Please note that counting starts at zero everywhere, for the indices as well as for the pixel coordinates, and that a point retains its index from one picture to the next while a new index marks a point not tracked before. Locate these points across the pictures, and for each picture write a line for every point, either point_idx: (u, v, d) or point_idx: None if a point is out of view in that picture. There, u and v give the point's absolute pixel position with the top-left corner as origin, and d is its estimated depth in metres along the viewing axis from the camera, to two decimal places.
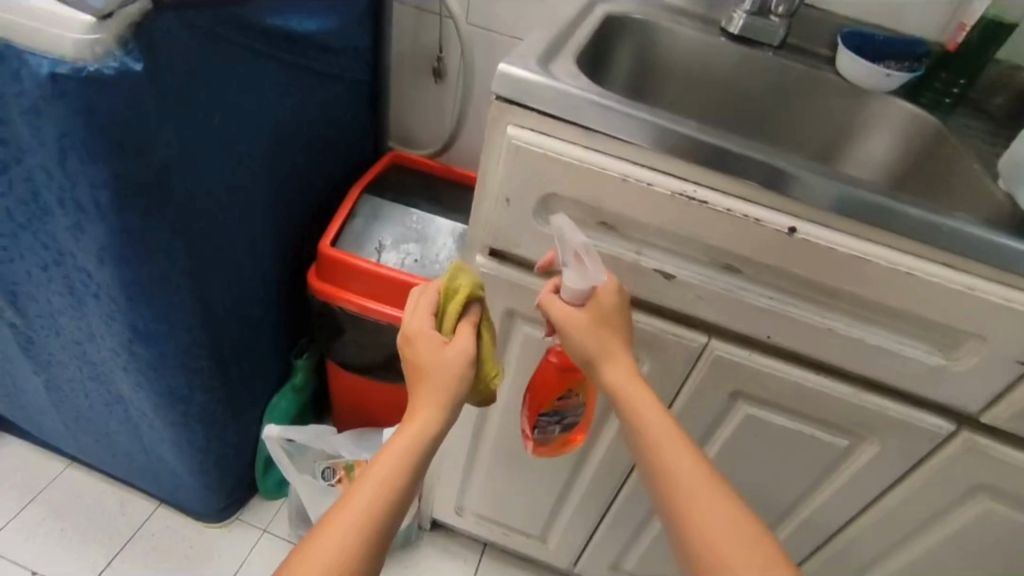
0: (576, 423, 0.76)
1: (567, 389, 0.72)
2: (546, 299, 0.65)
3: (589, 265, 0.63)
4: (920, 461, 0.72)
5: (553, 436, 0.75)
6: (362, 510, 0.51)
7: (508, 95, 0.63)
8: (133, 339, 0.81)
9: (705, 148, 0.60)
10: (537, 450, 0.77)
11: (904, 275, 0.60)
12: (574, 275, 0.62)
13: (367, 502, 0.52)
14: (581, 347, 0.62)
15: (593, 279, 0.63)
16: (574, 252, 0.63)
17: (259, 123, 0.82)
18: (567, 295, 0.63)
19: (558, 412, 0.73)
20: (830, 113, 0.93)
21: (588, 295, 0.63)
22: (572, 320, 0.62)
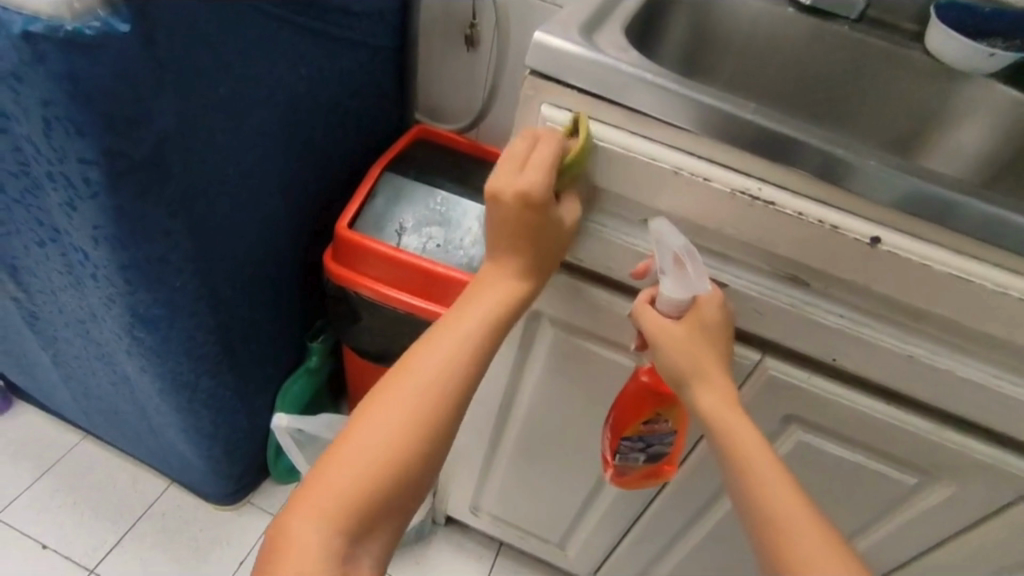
0: (663, 454, 0.69)
1: (654, 412, 0.65)
2: (638, 308, 0.58)
3: (692, 271, 0.55)
4: (1001, 507, 0.63)
5: (636, 464, 0.69)
6: (380, 440, 0.49)
7: (543, 69, 0.54)
8: (134, 324, 0.77)
9: (777, 139, 0.50)
10: (618, 479, 0.70)
11: (1012, 301, 0.50)
12: (673, 283, 0.55)
13: (388, 428, 0.50)
14: (673, 364, 0.57)
15: (695, 288, 0.55)
16: (674, 257, 0.55)
17: (271, 92, 0.76)
18: (662, 306, 0.57)
19: (643, 437, 0.67)
20: (913, 97, 0.81)
21: (687, 304, 0.56)
22: (664, 335, 0.56)
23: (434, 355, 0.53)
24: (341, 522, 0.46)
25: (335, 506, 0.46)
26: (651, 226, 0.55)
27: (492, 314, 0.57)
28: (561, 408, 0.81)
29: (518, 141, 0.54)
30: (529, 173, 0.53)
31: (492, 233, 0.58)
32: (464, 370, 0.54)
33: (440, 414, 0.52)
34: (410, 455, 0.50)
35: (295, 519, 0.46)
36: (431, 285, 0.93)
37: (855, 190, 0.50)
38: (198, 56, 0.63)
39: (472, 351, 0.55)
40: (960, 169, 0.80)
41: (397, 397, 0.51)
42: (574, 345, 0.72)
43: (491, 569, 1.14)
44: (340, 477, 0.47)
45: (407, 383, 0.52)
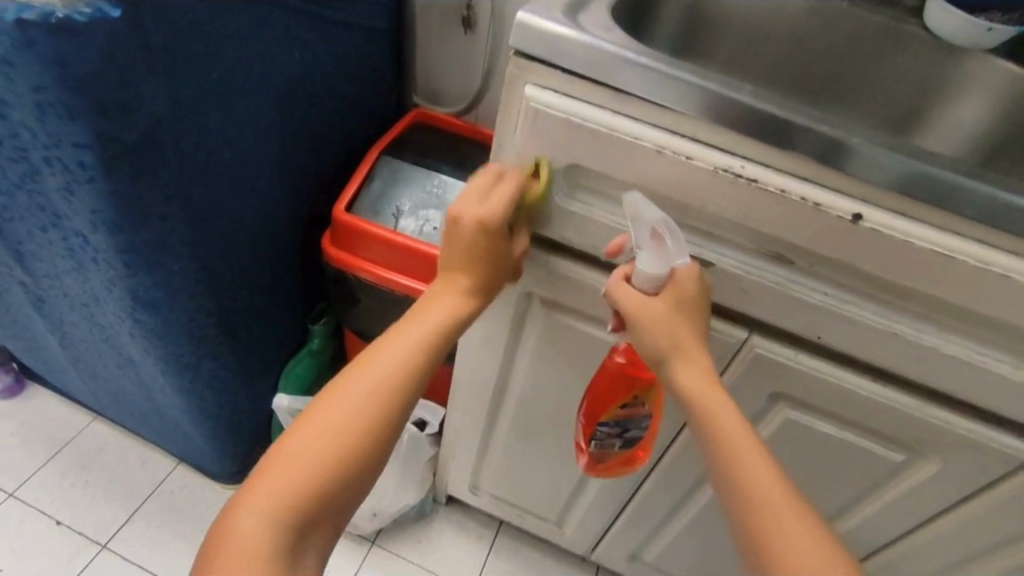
0: (639, 438, 0.69)
1: (631, 396, 0.65)
2: (615, 285, 0.58)
3: (671, 245, 0.56)
4: (989, 484, 0.63)
5: (613, 450, 0.70)
6: (341, 422, 0.49)
7: (527, 50, 0.54)
8: (135, 306, 0.79)
9: (760, 117, 0.50)
10: (593, 467, 0.71)
11: (995, 277, 0.50)
12: (653, 258, 0.56)
13: (344, 417, 0.49)
14: (652, 339, 0.56)
15: (672, 262, 0.56)
16: (651, 231, 0.56)
17: (264, 76, 0.76)
18: (640, 283, 0.57)
19: (620, 422, 0.67)
20: (911, 75, 0.80)
21: (665, 279, 0.56)
22: (643, 310, 0.56)
23: (380, 361, 0.53)
24: (286, 513, 0.46)
25: (275, 508, 0.45)
26: (625, 201, 0.56)
27: (440, 325, 0.56)
28: (554, 388, 0.82)
29: (480, 177, 0.58)
30: (485, 206, 0.57)
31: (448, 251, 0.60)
32: (408, 377, 0.53)
33: (383, 420, 0.51)
34: (352, 462, 0.49)
35: (234, 521, 0.45)
36: (426, 267, 0.94)
37: (838, 167, 0.50)
38: (189, 39, 0.64)
39: (418, 359, 0.54)
40: (956, 146, 0.80)
41: (339, 400, 0.50)
42: (564, 325, 0.73)
43: (491, 547, 1.16)
44: (279, 480, 0.46)
45: (349, 389, 0.51)
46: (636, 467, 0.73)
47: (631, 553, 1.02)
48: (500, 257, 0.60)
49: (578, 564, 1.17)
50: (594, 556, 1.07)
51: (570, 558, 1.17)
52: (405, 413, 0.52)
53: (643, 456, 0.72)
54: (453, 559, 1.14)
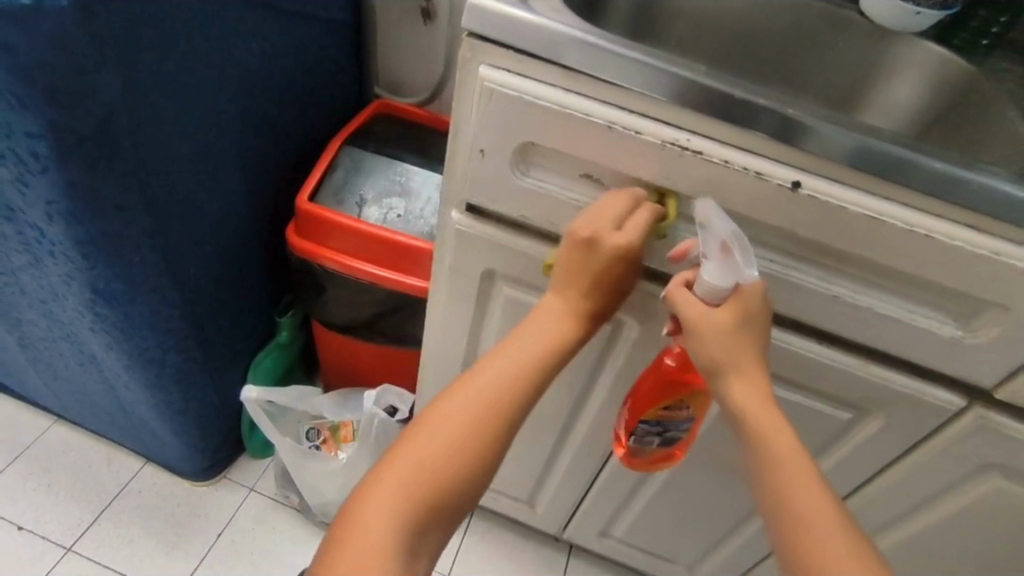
0: (677, 439, 0.70)
1: (676, 398, 0.65)
2: (674, 290, 0.57)
3: (740, 258, 0.54)
4: (927, 437, 0.68)
5: (649, 448, 0.70)
6: (448, 436, 0.53)
7: (478, 31, 0.55)
8: (96, 300, 0.78)
9: (701, 91, 0.53)
10: (629, 460, 0.72)
11: (919, 238, 0.54)
12: (717, 269, 0.54)
13: (452, 431, 0.53)
14: (710, 353, 0.55)
15: (738, 275, 0.54)
16: (719, 242, 0.54)
17: (221, 65, 0.76)
18: (701, 292, 0.56)
19: (661, 422, 0.67)
20: (851, 57, 0.84)
21: (728, 291, 0.55)
22: (703, 322, 0.55)
23: (481, 378, 0.56)
24: (402, 521, 0.49)
25: (393, 517, 0.49)
26: (696, 207, 0.56)
27: (549, 347, 0.58)
28: None
29: (636, 212, 0.57)
30: (626, 233, 0.56)
31: (566, 266, 0.59)
32: (512, 392, 0.55)
33: (491, 438, 0.54)
34: (455, 476, 0.52)
35: (356, 521, 0.49)
36: (394, 255, 0.95)
37: (775, 138, 0.53)
38: (141, 27, 0.64)
39: (524, 377, 0.56)
40: (896, 122, 0.83)
41: (446, 416, 0.54)
42: (527, 304, 0.75)
43: (465, 531, 1.18)
44: (392, 484, 0.50)
45: (450, 405, 0.54)
46: (669, 466, 0.74)
47: (601, 529, 1.05)
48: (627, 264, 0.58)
49: (552, 544, 1.19)
50: (566, 534, 1.10)
51: (543, 538, 1.20)
52: (511, 427, 0.55)
53: (677, 458, 0.72)
54: None
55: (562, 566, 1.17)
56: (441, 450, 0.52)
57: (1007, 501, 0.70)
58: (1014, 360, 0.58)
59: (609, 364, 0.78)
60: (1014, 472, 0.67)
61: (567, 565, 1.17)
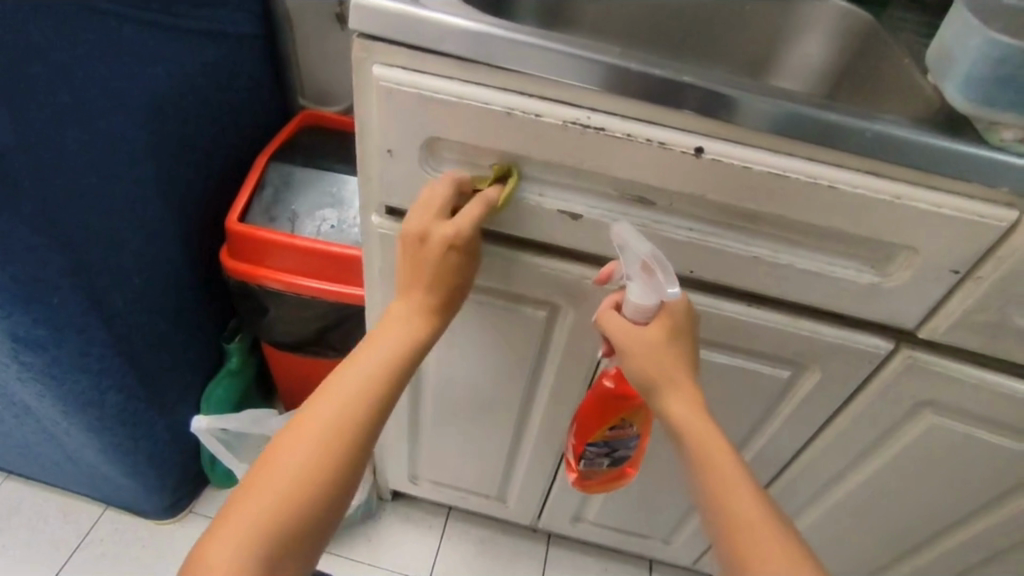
0: (626, 457, 0.73)
1: (619, 418, 0.69)
2: (605, 314, 0.60)
3: (660, 278, 0.56)
4: (863, 383, 0.69)
5: (600, 468, 0.73)
6: (309, 440, 0.52)
7: (366, 30, 0.54)
8: (17, 348, 0.75)
9: (593, 67, 0.53)
10: (584, 482, 0.74)
11: (823, 189, 0.55)
12: (640, 290, 0.57)
13: (314, 437, 0.52)
14: (644, 371, 0.58)
15: (661, 293, 0.57)
16: (640, 263, 0.57)
17: (123, 93, 0.75)
18: (629, 313, 0.59)
19: (608, 442, 0.70)
20: (765, 22, 0.85)
21: (655, 308, 0.58)
22: (632, 341, 0.58)
23: (342, 383, 0.55)
24: (256, 542, 0.48)
25: (241, 543, 0.47)
26: (614, 230, 0.59)
27: (393, 357, 0.57)
28: (468, 365, 0.83)
29: (439, 187, 0.59)
30: (456, 220, 0.58)
31: (409, 264, 0.61)
32: (362, 416, 0.54)
33: (346, 453, 0.52)
34: (323, 488, 0.51)
35: (205, 557, 0.47)
36: (332, 267, 0.94)
37: (674, 107, 0.54)
38: (27, 60, 0.62)
39: (365, 405, 0.54)
40: (808, 80, 0.86)
41: (305, 431, 0.52)
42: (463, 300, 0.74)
43: (442, 534, 1.17)
44: (245, 514, 0.48)
45: (315, 413, 0.53)
46: (621, 483, 0.77)
47: (574, 513, 1.06)
48: (456, 254, 0.59)
49: (530, 536, 1.19)
50: (541, 523, 1.10)
51: (521, 531, 1.19)
52: (363, 448, 0.54)
53: (631, 472, 0.75)
54: (406, 554, 1.14)
55: (542, 556, 1.17)
56: (316, 446, 0.51)
57: (947, 438, 0.71)
58: (931, 298, 0.60)
59: (554, 351, 0.78)
60: (948, 407, 0.68)
61: (547, 555, 1.18)
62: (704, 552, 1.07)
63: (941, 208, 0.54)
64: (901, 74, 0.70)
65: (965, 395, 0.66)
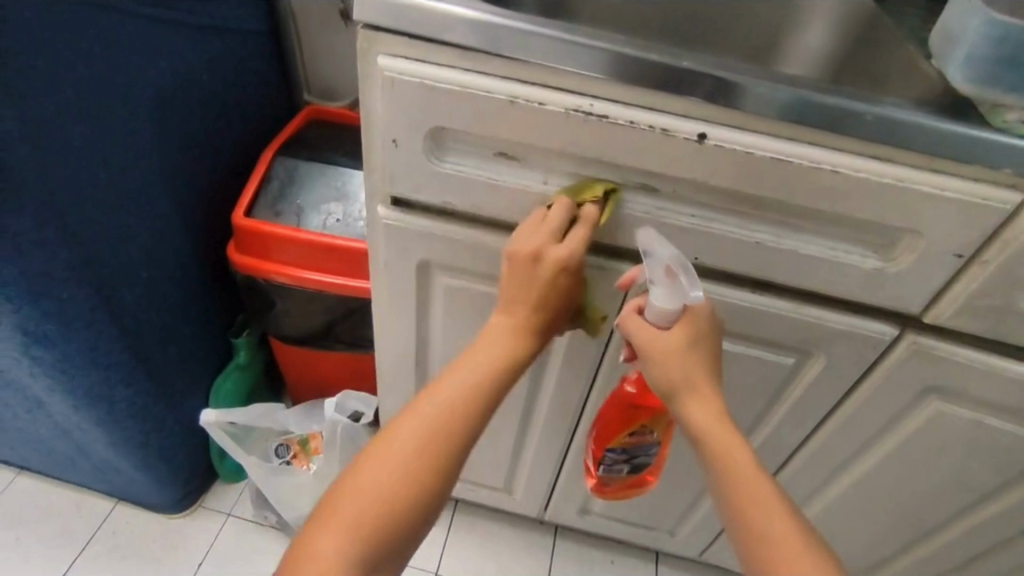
0: (646, 464, 0.73)
1: (640, 424, 0.68)
2: (627, 317, 0.60)
3: (684, 281, 0.57)
4: (869, 370, 0.69)
5: (620, 475, 0.73)
6: (422, 437, 0.52)
7: (369, 21, 0.54)
8: (29, 342, 0.76)
9: (595, 55, 0.53)
10: (602, 489, 0.75)
11: (826, 174, 0.55)
12: (666, 294, 0.57)
13: (422, 436, 0.52)
14: (663, 376, 0.57)
15: (685, 297, 0.57)
16: (664, 268, 0.58)
17: (128, 89, 0.75)
18: (651, 316, 0.58)
19: (628, 448, 0.70)
20: (767, 12, 0.85)
21: (678, 313, 0.58)
22: (654, 346, 0.58)
23: (452, 386, 0.54)
24: (364, 538, 0.48)
25: (350, 536, 0.48)
26: (639, 234, 0.61)
27: (505, 365, 0.57)
28: None
29: (558, 209, 0.59)
30: (569, 244, 0.58)
31: (509, 281, 0.59)
32: (472, 418, 0.54)
33: (455, 453, 0.53)
34: (432, 483, 0.51)
35: (311, 545, 0.48)
36: (339, 261, 0.94)
37: (675, 94, 0.54)
38: (30, 55, 0.63)
39: (472, 409, 0.54)
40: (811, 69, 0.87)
41: (415, 428, 0.52)
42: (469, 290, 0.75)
43: (450, 527, 1.18)
44: (356, 508, 0.49)
45: (425, 412, 0.53)
46: (642, 490, 0.77)
47: (581, 505, 1.06)
48: (567, 277, 0.59)
49: (537, 528, 1.20)
50: (547, 515, 1.11)
51: (528, 523, 1.20)
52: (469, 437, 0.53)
53: (650, 480, 0.75)
54: None
55: (549, 548, 1.18)
56: (427, 447, 0.51)
57: (953, 424, 0.71)
58: (935, 283, 0.60)
59: (560, 341, 0.78)
60: (953, 393, 0.68)
61: (555, 548, 1.18)
62: (710, 543, 1.07)
63: (944, 191, 0.54)
64: (903, 59, 0.70)
65: (971, 381, 0.66)
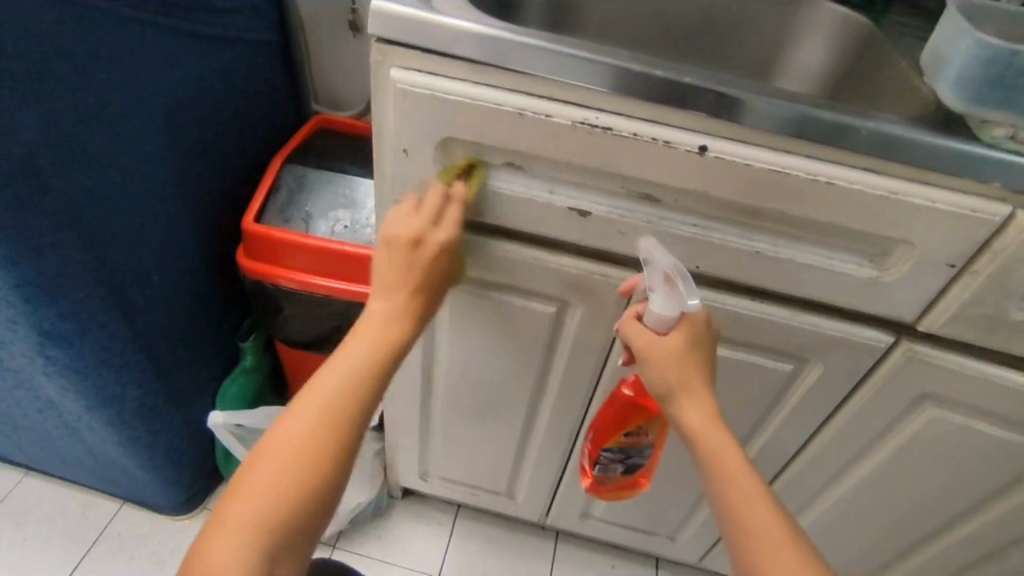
0: (640, 465, 0.75)
1: (635, 424, 0.70)
2: (627, 323, 0.63)
3: (682, 288, 0.60)
4: (864, 376, 0.71)
5: (615, 474, 0.75)
6: (290, 448, 0.52)
7: (384, 35, 0.57)
8: (45, 342, 0.78)
9: (601, 69, 0.55)
10: (597, 488, 0.77)
11: (823, 186, 0.57)
12: (663, 300, 0.60)
13: (283, 452, 0.52)
14: (660, 377, 0.60)
15: (683, 304, 0.60)
16: (663, 275, 0.61)
17: (144, 96, 0.78)
18: (650, 322, 0.61)
19: (623, 449, 0.72)
20: (765, 29, 0.88)
21: (676, 319, 0.60)
22: (651, 348, 0.60)
23: (318, 392, 0.55)
24: (257, 541, 0.49)
25: (244, 542, 0.49)
26: (640, 244, 0.64)
27: (365, 365, 0.57)
28: (478, 360, 0.85)
29: (431, 195, 0.63)
30: (444, 226, 0.63)
31: (393, 273, 0.61)
32: (337, 426, 0.54)
33: (330, 456, 0.53)
34: (313, 484, 0.52)
35: (206, 553, 0.49)
36: (346, 266, 0.96)
37: (675, 107, 0.56)
38: (52, 62, 0.65)
39: (343, 409, 0.55)
40: (808, 84, 0.89)
41: (281, 438, 0.53)
42: (475, 296, 0.76)
43: (451, 531, 1.19)
44: (242, 514, 0.50)
45: (289, 425, 0.53)
46: (633, 493, 0.79)
47: (582, 510, 1.07)
48: (446, 259, 0.64)
49: (538, 533, 1.21)
50: (548, 520, 1.12)
51: (529, 528, 1.21)
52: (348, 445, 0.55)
53: (643, 483, 0.77)
54: (416, 551, 1.16)
55: (550, 553, 1.19)
56: (285, 459, 0.52)
57: (947, 430, 0.73)
58: (928, 291, 0.62)
59: (563, 346, 0.80)
60: (947, 399, 0.70)
61: (555, 553, 1.19)
62: (710, 549, 1.09)
63: (936, 203, 0.56)
64: (899, 74, 0.72)
65: (963, 388, 0.68)
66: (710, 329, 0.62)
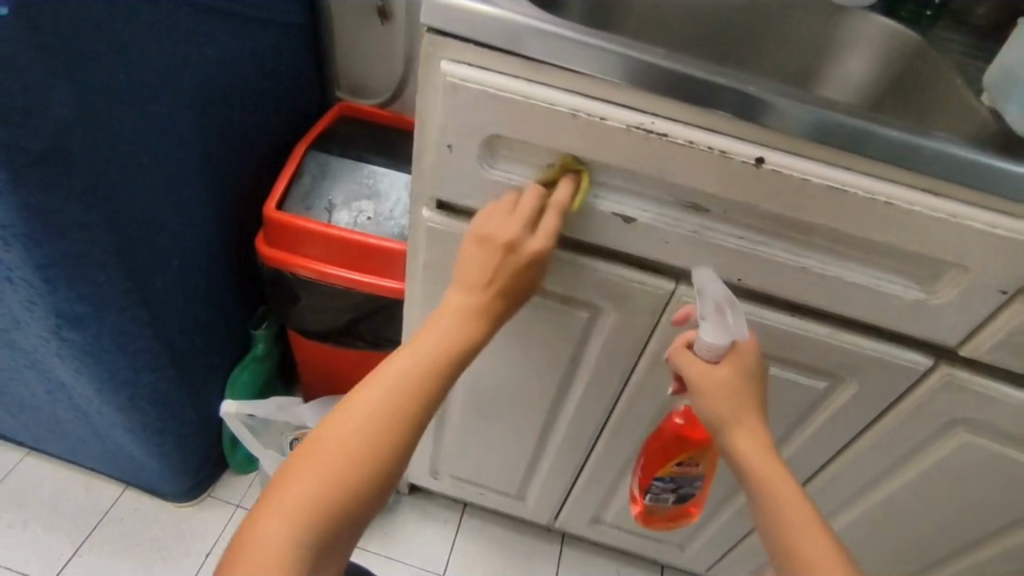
0: (691, 496, 0.73)
1: (687, 455, 0.68)
2: (677, 352, 0.61)
3: (732, 318, 0.58)
4: (898, 398, 0.70)
5: (665, 506, 0.73)
6: (369, 424, 0.51)
7: (437, 26, 0.55)
8: (61, 324, 0.76)
9: (662, 74, 0.53)
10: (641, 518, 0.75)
11: (880, 206, 0.55)
12: (714, 330, 0.58)
13: (362, 429, 0.51)
14: (714, 410, 0.59)
15: (733, 334, 0.58)
16: (715, 304, 0.59)
17: (174, 75, 0.75)
18: (700, 351, 0.59)
19: (675, 479, 0.70)
20: (808, 37, 0.86)
21: (725, 349, 0.59)
22: (706, 381, 0.59)
23: (389, 373, 0.54)
24: (315, 510, 0.48)
25: (304, 512, 0.48)
26: (695, 275, 0.61)
27: (422, 359, 0.55)
28: (502, 361, 0.84)
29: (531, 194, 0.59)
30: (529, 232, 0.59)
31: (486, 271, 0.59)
32: (404, 413, 0.53)
33: (390, 441, 0.52)
34: (375, 464, 0.51)
35: (264, 514, 0.48)
36: (368, 260, 0.94)
37: (735, 116, 0.55)
38: (90, 40, 0.63)
39: (408, 396, 0.53)
40: (850, 94, 0.87)
41: (349, 410, 0.52)
42: None
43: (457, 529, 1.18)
44: (306, 480, 0.49)
45: (366, 397, 0.53)
46: (680, 522, 0.77)
47: (593, 514, 1.06)
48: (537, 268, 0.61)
49: (544, 535, 1.20)
50: (557, 523, 1.11)
51: (535, 530, 1.20)
52: (407, 439, 0.53)
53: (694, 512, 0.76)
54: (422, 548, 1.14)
55: (555, 555, 1.18)
56: (351, 435, 0.51)
57: (976, 455, 0.72)
58: (975, 317, 0.61)
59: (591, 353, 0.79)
60: (980, 425, 0.69)
61: (561, 555, 1.18)
62: (718, 560, 1.08)
63: (996, 229, 0.55)
64: (950, 92, 0.71)
65: (999, 414, 0.67)
66: (760, 360, 0.61)
